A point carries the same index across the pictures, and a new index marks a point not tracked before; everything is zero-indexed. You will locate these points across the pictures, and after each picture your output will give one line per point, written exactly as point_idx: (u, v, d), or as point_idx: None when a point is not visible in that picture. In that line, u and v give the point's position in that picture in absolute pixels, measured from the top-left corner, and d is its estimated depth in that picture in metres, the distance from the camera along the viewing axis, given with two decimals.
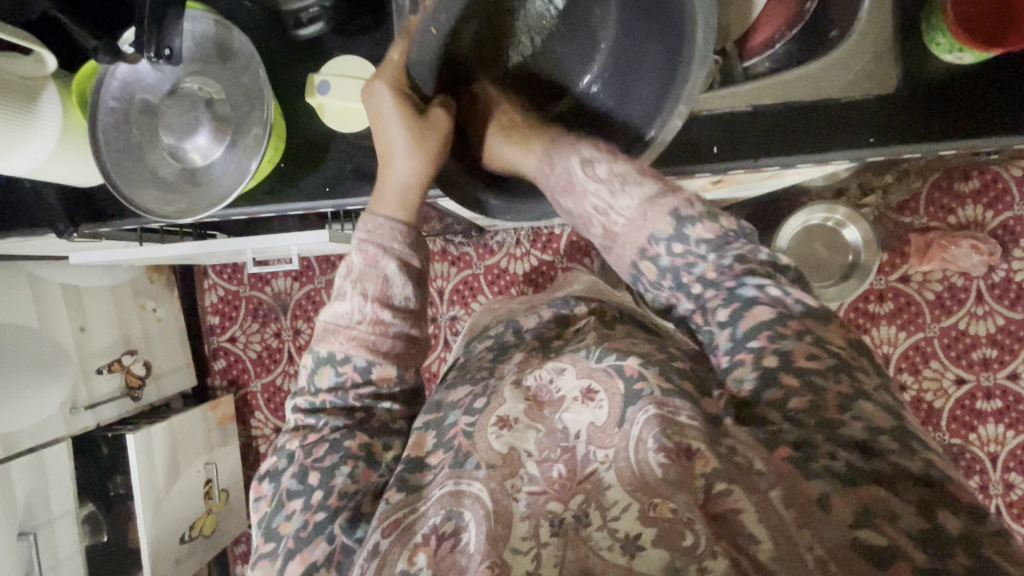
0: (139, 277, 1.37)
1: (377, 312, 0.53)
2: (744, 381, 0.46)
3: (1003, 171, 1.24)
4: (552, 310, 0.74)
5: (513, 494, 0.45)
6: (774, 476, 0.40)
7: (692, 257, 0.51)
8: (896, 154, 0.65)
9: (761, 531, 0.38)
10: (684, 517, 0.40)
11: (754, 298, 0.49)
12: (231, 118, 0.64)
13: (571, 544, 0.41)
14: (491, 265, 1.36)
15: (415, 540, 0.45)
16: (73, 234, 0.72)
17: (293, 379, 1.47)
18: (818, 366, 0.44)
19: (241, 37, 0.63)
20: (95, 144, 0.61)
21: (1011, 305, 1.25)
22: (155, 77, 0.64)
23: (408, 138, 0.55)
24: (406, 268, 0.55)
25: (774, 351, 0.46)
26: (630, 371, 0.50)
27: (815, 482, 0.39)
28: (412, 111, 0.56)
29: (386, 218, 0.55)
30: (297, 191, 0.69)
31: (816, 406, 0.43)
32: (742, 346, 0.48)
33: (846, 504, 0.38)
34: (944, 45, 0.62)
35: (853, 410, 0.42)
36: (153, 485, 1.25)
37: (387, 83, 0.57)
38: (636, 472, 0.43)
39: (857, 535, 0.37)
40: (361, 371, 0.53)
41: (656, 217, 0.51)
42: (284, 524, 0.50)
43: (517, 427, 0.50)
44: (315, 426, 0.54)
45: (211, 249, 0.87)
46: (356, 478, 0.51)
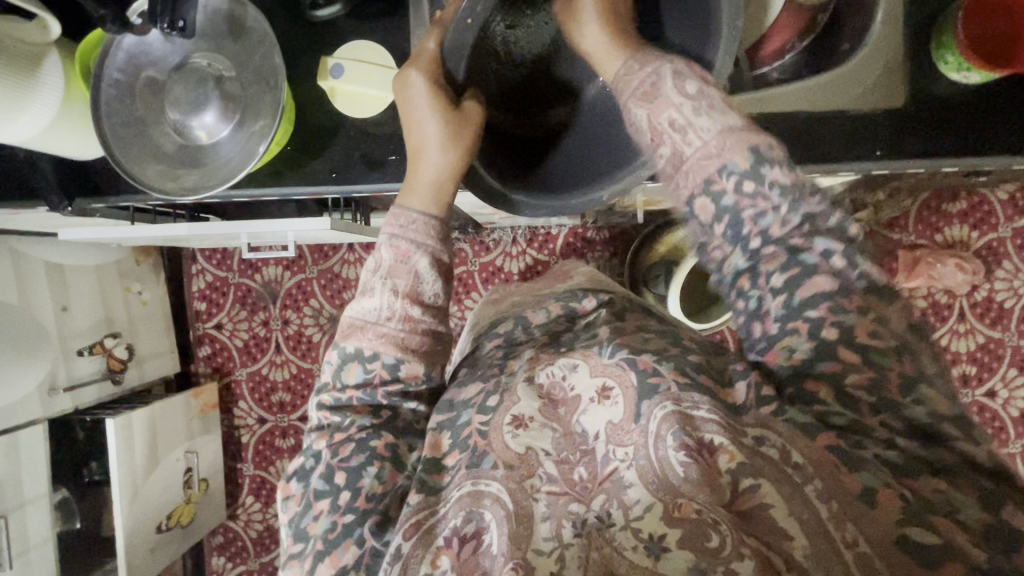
0: (126, 258, 1.33)
1: (407, 308, 0.53)
2: (794, 350, 0.46)
3: (989, 194, 1.27)
4: (559, 305, 0.75)
5: (532, 495, 0.47)
6: (814, 468, 0.42)
7: (763, 205, 0.47)
8: (900, 169, 0.66)
9: (794, 529, 0.41)
10: (708, 518, 0.42)
11: (818, 265, 0.46)
12: (240, 98, 0.62)
13: (594, 545, 0.44)
14: (486, 263, 1.36)
15: (438, 542, 0.46)
16: (65, 208, 0.69)
17: (280, 369, 1.45)
18: (880, 345, 0.44)
19: (254, 15, 0.62)
20: (96, 114, 0.60)
21: (991, 324, 1.29)
22: (162, 50, 0.62)
23: (442, 129, 0.54)
24: (437, 264, 0.54)
25: (832, 323, 0.45)
26: (642, 364, 0.51)
27: (859, 475, 0.41)
28: (445, 101, 0.55)
29: (418, 213, 0.54)
30: (303, 175, 0.68)
31: (874, 386, 0.43)
32: (797, 314, 0.46)
33: (893, 500, 0.40)
34: (953, 64, 0.63)
35: (915, 394, 0.43)
36: (132, 471, 1.22)
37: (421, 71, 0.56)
38: (656, 469, 0.45)
39: (906, 532, 0.39)
40: (389, 368, 0.52)
41: (732, 149, 0.48)
42: (312, 525, 0.49)
43: (532, 426, 0.51)
44: (340, 424, 0.52)
45: (208, 232, 0.85)
46: (383, 479, 0.50)
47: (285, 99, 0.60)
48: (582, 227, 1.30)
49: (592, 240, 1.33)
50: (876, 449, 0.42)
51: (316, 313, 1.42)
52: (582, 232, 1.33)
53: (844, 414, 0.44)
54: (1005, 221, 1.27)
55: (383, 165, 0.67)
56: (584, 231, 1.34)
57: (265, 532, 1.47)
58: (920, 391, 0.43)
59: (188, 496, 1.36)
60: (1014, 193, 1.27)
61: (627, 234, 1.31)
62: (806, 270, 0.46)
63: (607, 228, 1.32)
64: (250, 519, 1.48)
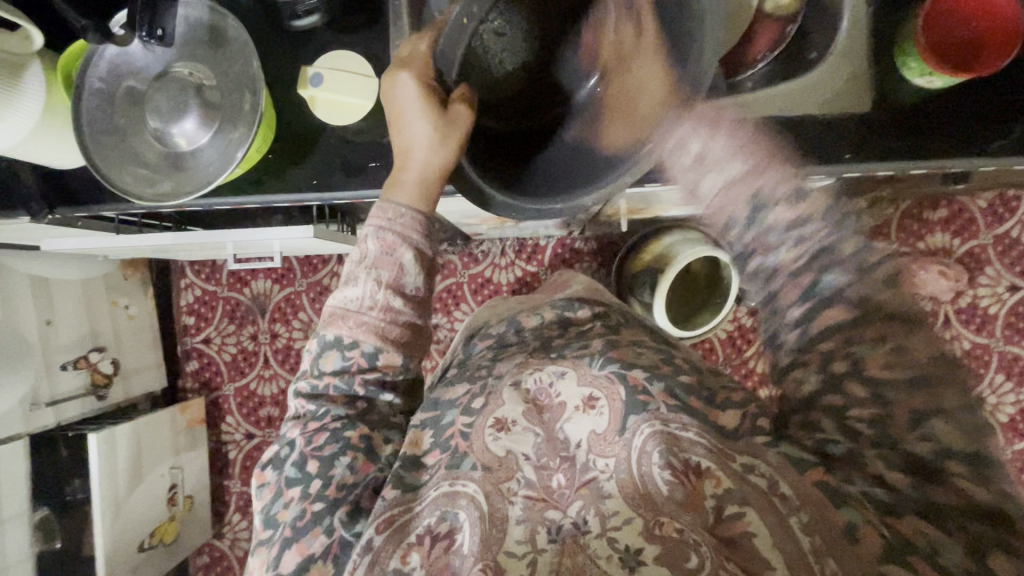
0: (113, 272, 1.33)
1: (389, 299, 0.53)
2: (804, 381, 0.46)
3: (969, 203, 1.30)
4: (556, 312, 0.76)
5: (509, 497, 0.47)
6: (802, 502, 0.43)
7: (769, 245, 0.48)
8: (869, 172, 0.67)
9: (778, 560, 0.41)
10: (690, 539, 0.43)
11: (834, 298, 0.45)
12: (220, 106, 0.63)
13: (568, 552, 0.44)
14: (475, 274, 1.36)
15: (409, 539, 0.46)
16: (46, 216, 0.70)
17: (267, 384, 1.44)
18: (892, 377, 0.43)
19: (236, 25, 0.63)
20: (78, 123, 0.61)
21: (976, 330, 1.30)
22: (145, 60, 0.63)
23: (430, 135, 0.54)
24: (421, 259, 0.55)
25: (845, 353, 0.44)
26: (631, 381, 0.53)
27: (844, 511, 0.42)
28: (435, 104, 0.55)
29: (406, 208, 0.55)
30: (283, 183, 0.69)
31: (879, 420, 0.43)
32: (809, 347, 0.46)
33: (876, 537, 0.40)
34: (915, 69, 0.65)
35: (923, 429, 0.41)
36: (113, 488, 1.20)
37: (411, 71, 0.55)
38: (636, 485, 0.46)
39: (882, 571, 0.39)
40: (367, 358, 0.53)
41: (735, 196, 0.50)
42: (282, 512, 0.50)
43: (514, 430, 0.52)
44: (315, 412, 0.54)
45: (191, 241, 0.85)
46: (354, 469, 0.51)
47: (264, 105, 0.61)
48: (569, 238, 1.31)
49: (580, 251, 1.34)
50: (864, 485, 0.43)
51: (304, 326, 1.42)
52: (569, 242, 1.34)
53: (843, 442, 0.44)
54: (985, 230, 1.29)
55: (362, 172, 0.68)
56: (572, 242, 1.35)
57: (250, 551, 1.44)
58: (931, 428, 0.41)
59: (172, 513, 1.34)
60: (993, 201, 1.29)
61: (614, 244, 1.33)
62: (824, 301, 0.45)
63: (594, 238, 1.33)
64: (236, 538, 1.45)
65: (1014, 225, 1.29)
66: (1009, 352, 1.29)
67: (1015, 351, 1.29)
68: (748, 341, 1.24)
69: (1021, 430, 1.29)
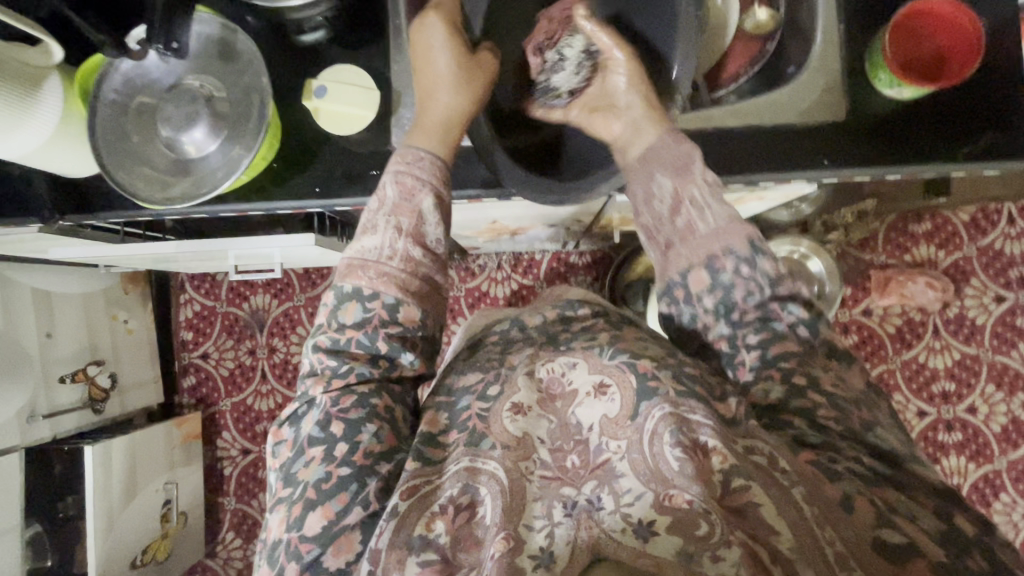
0: (114, 286, 1.35)
1: (408, 248, 0.57)
2: (771, 391, 0.54)
3: (952, 216, 1.34)
4: (555, 311, 0.79)
5: (526, 475, 0.50)
6: (799, 475, 0.47)
7: (753, 283, 0.56)
8: (848, 176, 0.70)
9: (781, 525, 0.43)
10: (699, 508, 0.45)
11: (787, 333, 0.56)
12: (229, 115, 0.66)
13: (582, 526, 0.46)
14: (472, 288, 1.39)
15: (433, 509, 0.48)
16: (56, 221, 0.73)
17: (265, 399, 1.44)
18: (842, 393, 0.54)
19: (245, 40, 0.67)
20: (93, 132, 0.64)
21: (965, 340, 1.32)
22: (159, 72, 0.67)
23: (456, 76, 0.61)
24: (439, 207, 0.59)
25: (801, 371, 0.54)
26: (641, 369, 0.54)
27: (838, 484, 0.47)
28: (461, 46, 0.62)
29: (426, 152, 0.60)
30: (287, 190, 0.71)
31: (841, 417, 0.52)
32: (771, 364, 0.55)
33: (868, 507, 0.45)
34: (886, 80, 0.69)
35: (874, 430, 0.52)
36: (107, 503, 1.19)
37: (440, 16, 0.63)
38: (649, 463, 0.48)
39: (881, 534, 0.43)
40: (388, 309, 0.56)
41: (737, 234, 0.57)
42: (304, 470, 0.51)
43: (530, 414, 0.54)
44: (336, 370, 0.55)
45: (193, 250, 0.88)
46: (380, 439, 0.53)
47: (270, 115, 0.64)
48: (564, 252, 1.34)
49: (575, 265, 1.37)
50: (847, 463, 0.49)
51: (303, 340, 1.44)
52: (565, 256, 1.37)
53: (818, 435, 0.51)
54: (969, 242, 1.33)
55: (363, 180, 0.71)
56: (567, 256, 1.38)
57: (245, 569, 1.43)
58: (880, 431, 0.51)
59: (165, 529, 1.32)
60: (975, 214, 1.33)
61: (609, 258, 1.36)
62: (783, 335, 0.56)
63: (588, 252, 1.37)
64: (229, 557, 1.43)
65: (997, 237, 1.32)
66: (998, 362, 1.31)
67: (1003, 361, 1.31)
68: None
69: (1014, 439, 1.30)
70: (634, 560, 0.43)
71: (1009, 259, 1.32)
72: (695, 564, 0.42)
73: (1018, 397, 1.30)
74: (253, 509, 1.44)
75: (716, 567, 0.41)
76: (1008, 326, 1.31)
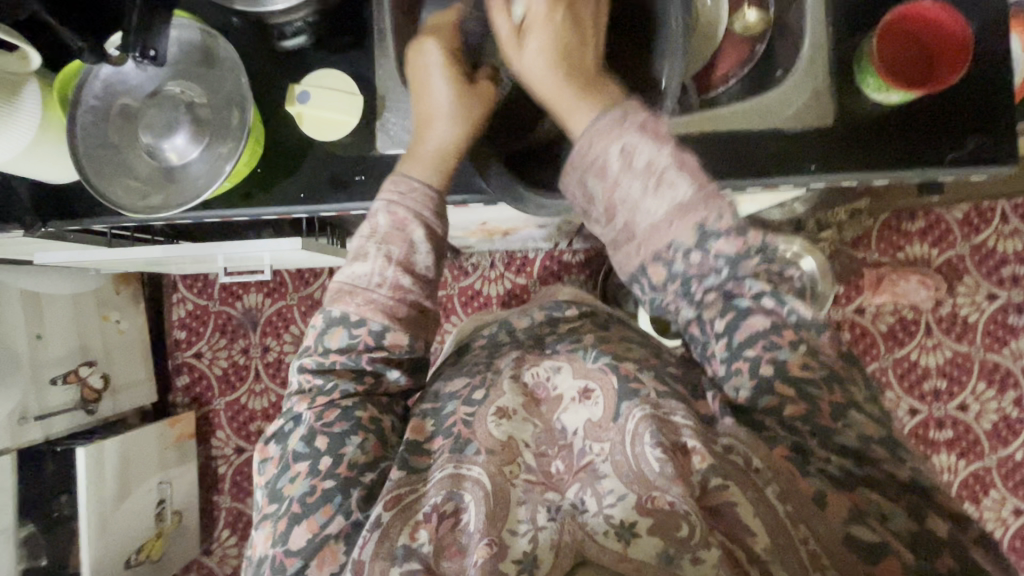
0: (106, 287, 1.34)
1: (399, 277, 0.55)
2: (740, 389, 0.51)
3: (945, 214, 1.33)
4: (543, 312, 0.79)
5: (510, 480, 0.50)
6: (771, 472, 0.47)
7: (709, 268, 0.51)
8: (835, 180, 0.70)
9: (759, 526, 0.44)
10: (681, 509, 0.44)
11: (752, 309, 0.51)
12: (210, 122, 0.65)
13: (567, 528, 0.46)
14: (465, 287, 1.38)
15: (417, 517, 0.48)
16: (39, 228, 0.73)
17: (258, 398, 1.44)
18: (811, 377, 0.49)
19: (226, 46, 0.66)
20: (72, 139, 0.63)
21: (956, 338, 1.33)
22: (138, 79, 0.66)
23: (454, 106, 0.61)
24: (431, 237, 0.57)
25: (768, 360, 0.50)
26: (623, 371, 0.56)
27: (810, 480, 0.46)
28: (458, 74, 0.61)
29: (420, 182, 0.58)
30: (271, 196, 0.71)
31: (808, 415, 0.48)
32: (738, 356, 0.51)
33: (840, 503, 0.45)
34: (873, 85, 0.68)
35: (844, 419, 0.48)
36: (100, 503, 1.20)
37: (439, 43, 0.61)
38: (632, 465, 0.48)
39: (852, 531, 0.43)
40: (374, 336, 0.54)
41: (681, 225, 0.50)
42: (289, 486, 0.51)
43: (515, 418, 0.55)
44: (322, 387, 0.55)
45: (180, 254, 0.87)
46: (365, 450, 0.53)
47: (252, 122, 0.64)
48: (557, 251, 1.34)
49: (569, 263, 1.37)
50: (820, 465, 0.47)
51: (296, 339, 1.43)
52: (558, 255, 1.37)
53: (786, 436, 0.49)
54: (962, 240, 1.33)
55: (348, 185, 0.70)
56: (561, 254, 1.37)
57: (239, 567, 1.43)
58: (851, 417, 0.48)
59: (159, 529, 1.33)
60: (969, 212, 1.33)
61: (602, 257, 1.35)
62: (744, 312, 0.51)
63: (582, 250, 1.36)
64: (224, 555, 1.44)
65: (990, 236, 1.32)
66: (990, 360, 1.32)
67: (995, 359, 1.32)
68: None
69: (1003, 437, 1.31)
70: (617, 564, 0.43)
71: (1002, 257, 1.32)
72: (675, 566, 0.42)
73: (1009, 395, 1.31)
74: (247, 507, 1.44)
75: (696, 570, 0.41)
76: (1000, 324, 1.32)
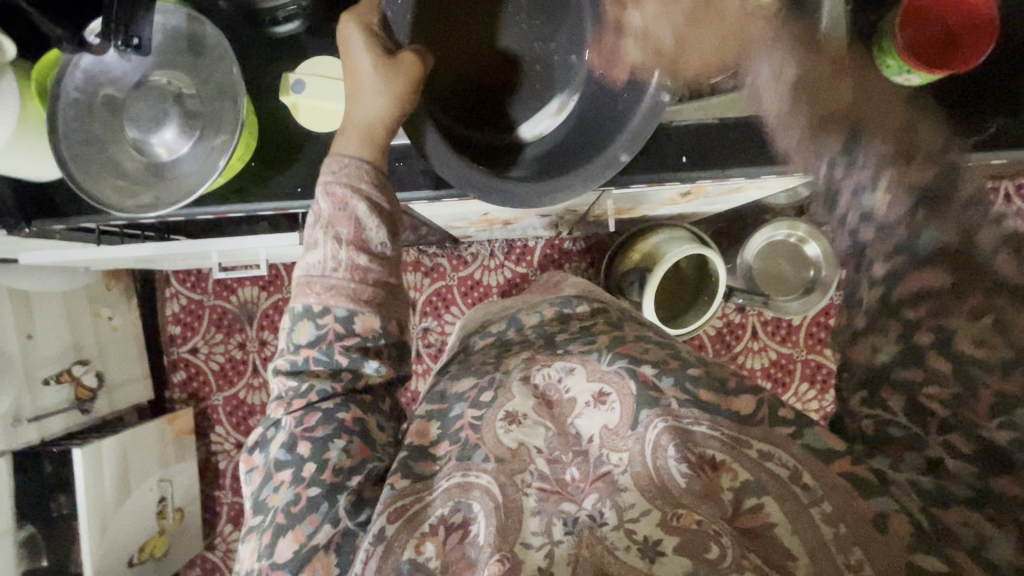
0: (96, 283, 1.30)
1: (353, 258, 0.53)
2: (881, 349, 0.44)
3: None
4: (553, 308, 0.77)
5: (522, 489, 0.49)
6: (826, 492, 0.45)
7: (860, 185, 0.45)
8: None
9: (799, 550, 0.44)
10: (709, 529, 0.45)
11: (929, 261, 0.42)
12: (201, 114, 0.62)
13: (585, 544, 0.46)
14: (464, 276, 1.35)
15: (424, 528, 0.48)
16: (22, 229, 0.69)
17: (257, 392, 1.42)
18: (983, 357, 0.40)
19: (214, 32, 0.62)
20: (53, 133, 0.59)
21: None
22: (122, 69, 0.62)
23: (375, 76, 0.55)
24: (377, 211, 0.55)
25: (932, 324, 0.41)
26: (642, 377, 0.54)
27: (876, 501, 0.43)
28: (380, 51, 0.56)
29: (351, 157, 0.55)
30: (267, 190, 0.68)
31: (953, 399, 0.41)
32: (893, 311, 0.43)
33: (905, 527, 0.41)
34: (893, 68, 0.66)
35: (1003, 418, 0.39)
36: (100, 503, 1.18)
37: (357, 23, 0.57)
38: (653, 476, 0.49)
39: (915, 560, 0.40)
40: (342, 322, 0.53)
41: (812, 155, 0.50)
42: (272, 496, 0.50)
43: (526, 423, 0.53)
44: (298, 389, 0.53)
45: (173, 251, 0.84)
46: (350, 453, 0.51)
47: (244, 114, 0.60)
48: (558, 239, 1.31)
49: (570, 251, 1.35)
50: (909, 474, 0.43)
51: None
52: (559, 243, 1.35)
53: (902, 429, 0.44)
54: None
55: None
56: (561, 242, 1.35)
57: None
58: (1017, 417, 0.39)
59: (162, 527, 1.31)
60: None
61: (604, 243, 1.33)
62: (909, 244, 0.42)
63: (583, 238, 1.34)
64: (228, 550, 1.43)
65: None
66: None
67: None
68: (737, 337, 1.27)
69: None
70: None
71: None
72: None
73: None
74: None
75: None
76: None
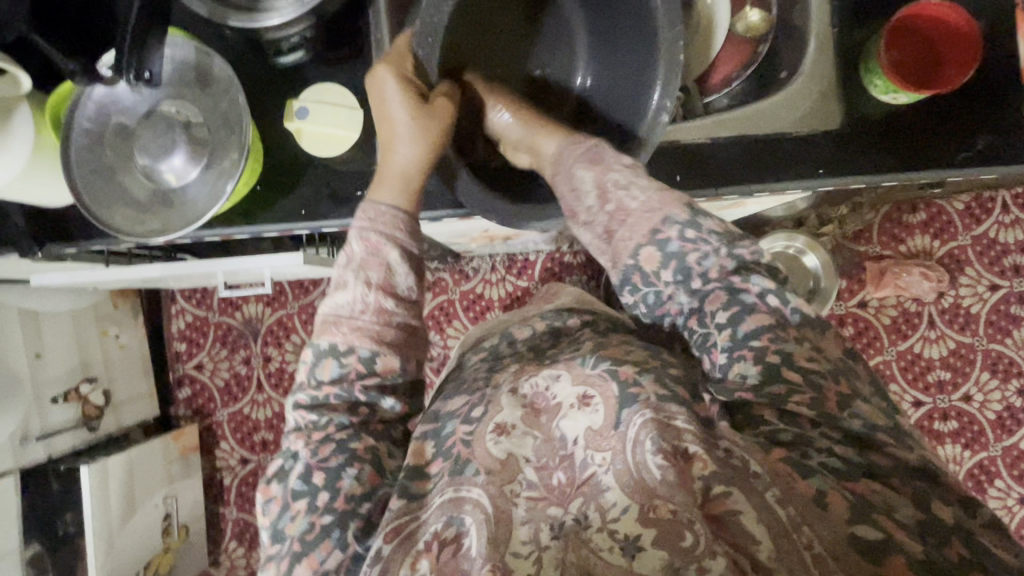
0: (103, 301, 1.32)
1: (380, 301, 0.54)
2: (747, 375, 0.53)
3: (946, 205, 1.33)
4: (544, 322, 0.78)
5: (511, 499, 0.49)
6: (774, 478, 0.46)
7: (701, 250, 0.55)
8: (844, 185, 0.69)
9: (761, 533, 0.43)
10: (684, 518, 0.44)
11: (755, 303, 0.55)
12: (208, 142, 0.64)
13: (571, 548, 0.45)
14: (466, 291, 1.37)
15: (417, 546, 0.48)
16: (35, 254, 0.71)
17: (261, 408, 1.43)
18: (817, 368, 0.52)
19: (221, 64, 0.65)
20: (66, 164, 0.62)
21: (960, 330, 1.32)
22: (132, 101, 0.64)
23: (412, 124, 0.59)
24: (407, 258, 0.56)
25: (773, 350, 0.53)
26: (624, 376, 0.55)
27: (812, 481, 0.47)
28: (415, 96, 0.60)
29: (389, 205, 0.57)
30: (271, 214, 0.70)
31: (817, 401, 0.51)
32: (744, 341, 0.54)
33: (839, 502, 0.46)
34: (881, 87, 0.67)
35: (850, 408, 0.51)
36: (106, 521, 1.18)
37: (391, 69, 0.61)
38: (632, 472, 0.48)
39: (855, 532, 0.44)
40: (365, 362, 0.54)
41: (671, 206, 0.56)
42: (290, 526, 0.51)
43: (514, 433, 0.53)
44: (317, 423, 0.54)
45: (180, 272, 0.86)
46: (362, 481, 0.52)
47: (250, 142, 0.63)
48: (558, 252, 1.33)
49: (570, 264, 1.36)
50: (821, 458, 0.48)
51: (298, 348, 1.42)
52: (560, 256, 1.36)
53: (790, 432, 0.50)
54: (963, 232, 1.32)
55: (350, 200, 0.69)
56: (562, 256, 1.36)
57: None
58: (856, 407, 0.51)
59: (166, 544, 1.32)
60: (969, 203, 1.32)
61: None
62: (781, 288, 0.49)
63: (583, 251, 1.35)
64: (233, 566, 1.43)
65: (991, 226, 1.32)
66: (993, 350, 1.32)
67: (998, 348, 1.32)
68: None
69: (1008, 426, 1.31)
70: None
71: (1004, 247, 1.32)
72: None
73: (1012, 384, 1.31)
74: (253, 517, 1.43)
75: None
76: (1002, 314, 1.32)
